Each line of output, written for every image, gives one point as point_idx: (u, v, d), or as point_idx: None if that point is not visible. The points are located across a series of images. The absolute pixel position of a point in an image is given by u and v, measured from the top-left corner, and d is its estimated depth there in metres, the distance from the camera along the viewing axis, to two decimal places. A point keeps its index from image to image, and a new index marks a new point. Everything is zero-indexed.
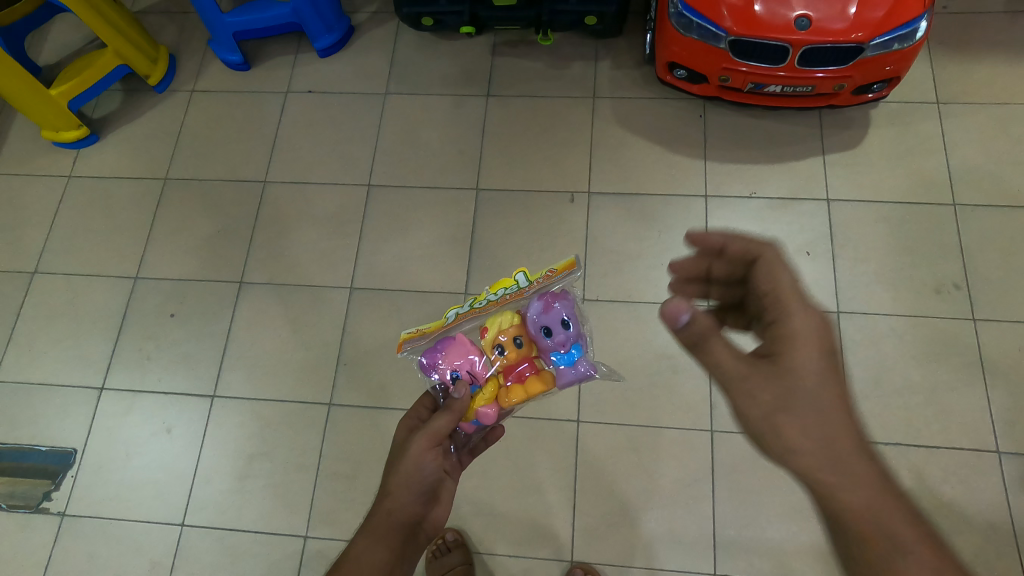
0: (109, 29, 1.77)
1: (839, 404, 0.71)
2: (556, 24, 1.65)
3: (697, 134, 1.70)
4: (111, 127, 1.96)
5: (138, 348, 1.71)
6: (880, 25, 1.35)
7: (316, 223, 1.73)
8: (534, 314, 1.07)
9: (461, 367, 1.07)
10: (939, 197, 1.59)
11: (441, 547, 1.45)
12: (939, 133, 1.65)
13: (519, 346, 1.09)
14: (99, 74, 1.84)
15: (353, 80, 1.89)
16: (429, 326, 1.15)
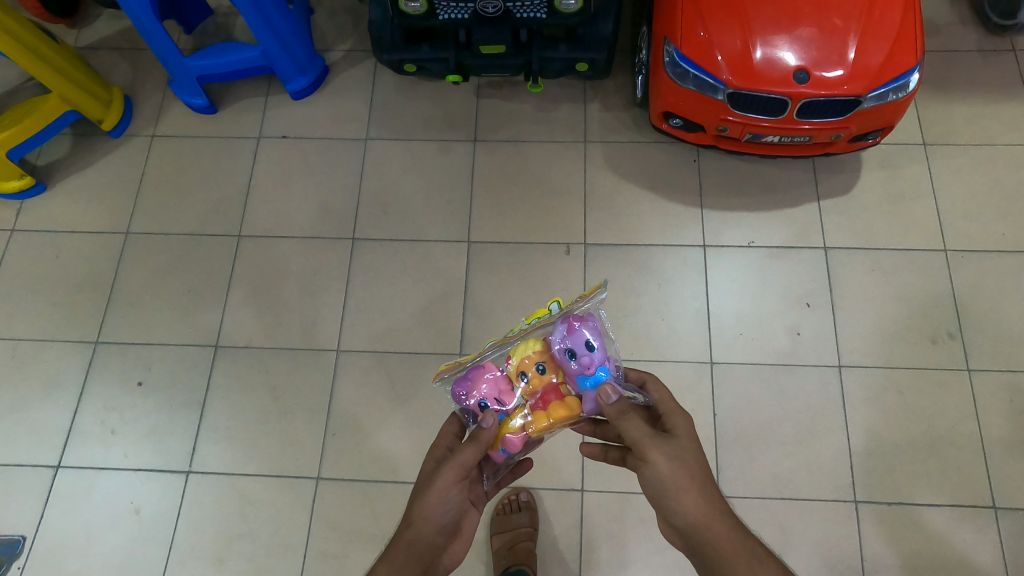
0: (50, 71, 1.64)
1: (714, 477, 0.90)
2: (546, 71, 1.59)
3: (693, 179, 1.65)
4: (60, 175, 1.81)
5: (96, 420, 1.56)
6: (877, 76, 1.33)
7: (296, 281, 1.62)
8: (557, 337, 0.98)
9: (489, 394, 0.99)
10: (930, 242, 1.59)
11: (511, 504, 1.45)
12: (927, 176, 1.65)
13: (543, 371, 1.00)
14: (44, 121, 1.70)
15: (329, 123, 1.78)
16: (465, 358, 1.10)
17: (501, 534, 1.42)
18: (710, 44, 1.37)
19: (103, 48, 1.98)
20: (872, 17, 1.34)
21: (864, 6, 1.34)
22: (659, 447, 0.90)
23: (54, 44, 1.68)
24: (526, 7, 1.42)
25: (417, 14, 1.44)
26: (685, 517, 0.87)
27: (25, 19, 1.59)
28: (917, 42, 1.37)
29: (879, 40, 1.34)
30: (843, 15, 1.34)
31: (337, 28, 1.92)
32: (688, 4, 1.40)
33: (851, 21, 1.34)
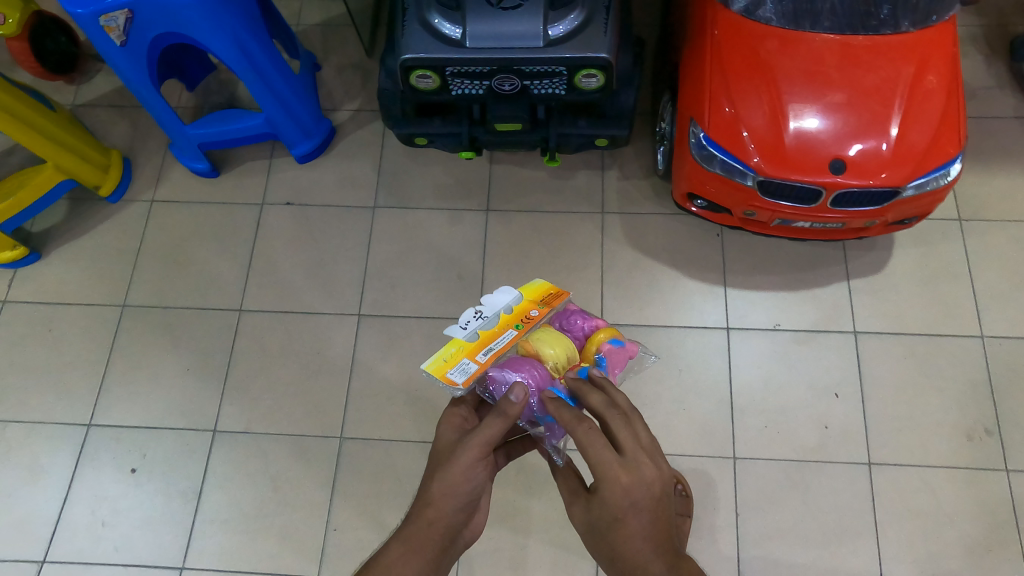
0: (46, 142, 1.62)
1: (624, 535, 0.81)
2: (563, 146, 1.52)
3: (718, 255, 1.56)
4: (58, 242, 1.78)
5: (89, 510, 1.49)
6: (918, 165, 1.25)
7: (299, 362, 1.56)
8: None
9: None
10: (966, 327, 1.51)
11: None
12: (962, 255, 1.57)
13: None
14: (40, 192, 1.67)
15: (334, 190, 1.72)
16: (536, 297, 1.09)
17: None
18: (739, 127, 1.28)
19: (108, 108, 1.95)
20: (914, 103, 1.26)
21: (907, 91, 1.26)
22: (574, 509, 0.89)
23: (51, 114, 1.66)
24: (543, 84, 1.35)
25: (430, 88, 1.38)
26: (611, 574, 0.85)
27: (19, 92, 1.58)
28: (958, 129, 1.29)
29: (921, 126, 1.25)
30: (883, 100, 1.26)
31: (344, 86, 1.85)
32: (715, 83, 1.32)
33: (892, 107, 1.25)
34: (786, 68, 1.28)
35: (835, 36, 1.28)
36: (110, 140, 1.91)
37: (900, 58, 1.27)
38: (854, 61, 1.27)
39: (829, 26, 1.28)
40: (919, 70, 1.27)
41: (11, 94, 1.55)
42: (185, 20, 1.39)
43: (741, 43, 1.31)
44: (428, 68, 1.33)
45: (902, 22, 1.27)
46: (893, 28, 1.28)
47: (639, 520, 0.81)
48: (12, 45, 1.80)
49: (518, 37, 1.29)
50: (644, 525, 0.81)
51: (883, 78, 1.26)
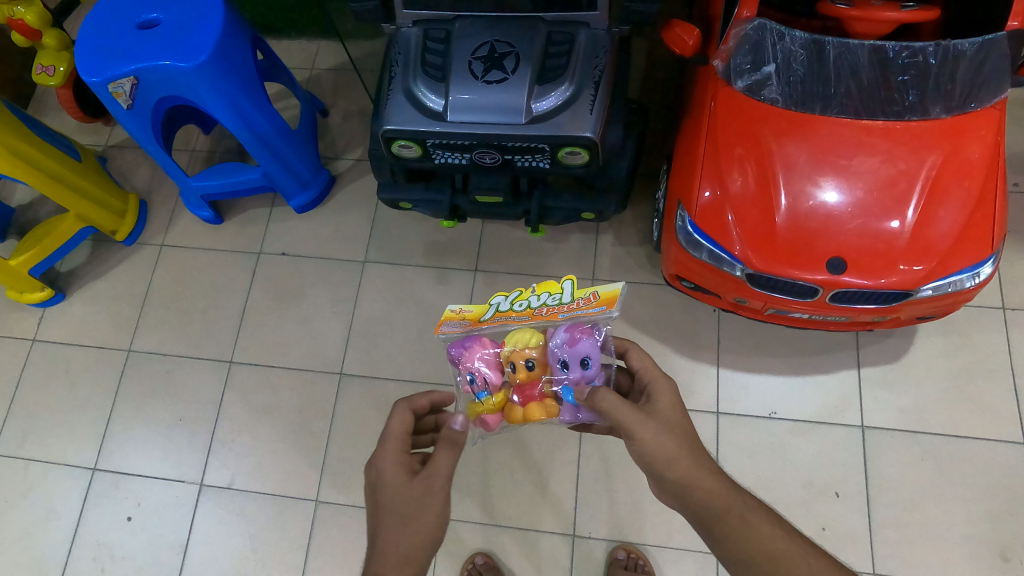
0: (70, 193, 1.66)
1: (701, 442, 0.89)
2: (549, 217, 1.45)
3: (711, 332, 1.47)
4: (80, 283, 1.83)
5: (93, 555, 1.56)
6: (937, 265, 1.11)
7: (283, 421, 1.58)
8: (557, 343, 0.99)
9: (477, 371, 1.01)
10: (999, 430, 1.35)
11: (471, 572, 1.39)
12: (1001, 347, 1.40)
13: (531, 367, 1.01)
14: (62, 239, 1.71)
15: (328, 243, 1.71)
16: (469, 311, 0.99)
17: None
18: (728, 213, 1.18)
19: (133, 148, 1.99)
20: (934, 198, 1.12)
21: (926, 184, 1.13)
22: (645, 425, 0.87)
23: (74, 164, 1.69)
24: (526, 158, 1.31)
25: (413, 157, 1.34)
26: (680, 479, 0.85)
27: (49, 148, 1.62)
28: (994, 225, 1.14)
29: (941, 224, 1.11)
30: (898, 194, 1.13)
31: (349, 135, 1.84)
32: (707, 164, 1.22)
33: (906, 201, 1.12)
34: (786, 152, 1.17)
35: (849, 120, 1.17)
36: (131, 181, 1.94)
37: (919, 148, 1.14)
38: (864, 149, 1.15)
39: (842, 109, 1.17)
40: (944, 162, 1.13)
41: (37, 148, 1.58)
42: (186, 85, 1.38)
43: (738, 121, 1.21)
44: (409, 140, 1.29)
45: (932, 107, 1.15)
46: (921, 113, 1.15)
47: (763, 518, 0.82)
48: (59, 93, 1.88)
49: (501, 111, 1.24)
50: (776, 524, 0.81)
51: (899, 170, 1.13)
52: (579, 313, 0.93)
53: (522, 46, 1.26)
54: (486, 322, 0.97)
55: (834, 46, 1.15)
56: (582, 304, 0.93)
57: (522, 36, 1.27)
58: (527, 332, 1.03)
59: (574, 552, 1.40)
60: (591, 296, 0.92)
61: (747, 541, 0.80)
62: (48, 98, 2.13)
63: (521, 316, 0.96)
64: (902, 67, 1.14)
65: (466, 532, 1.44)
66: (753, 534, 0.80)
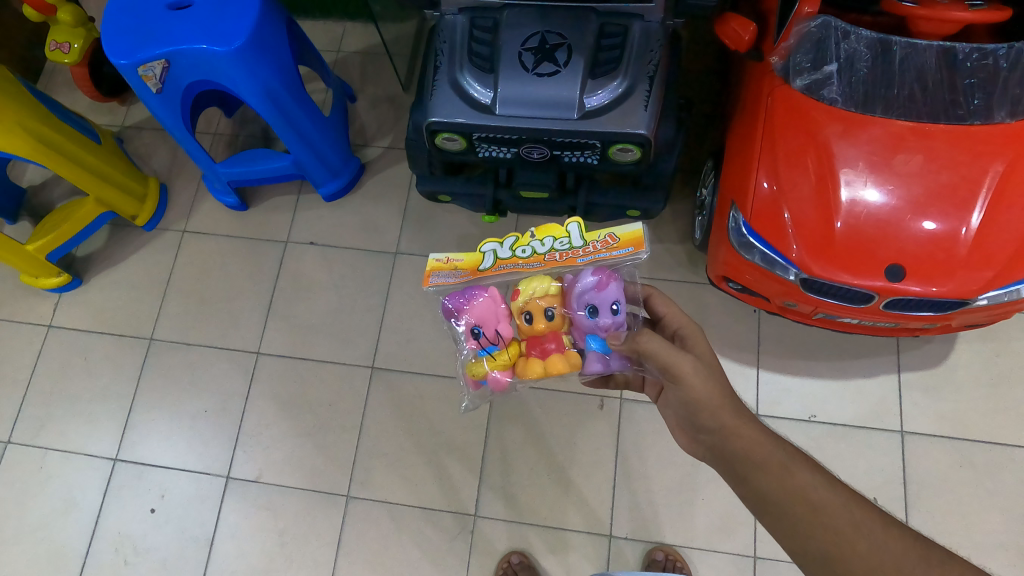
0: (89, 177, 1.60)
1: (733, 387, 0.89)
2: (593, 213, 1.43)
3: (751, 334, 1.46)
4: (97, 268, 1.78)
5: (115, 547, 1.54)
6: (997, 275, 1.06)
7: (312, 414, 1.56)
8: (582, 288, 0.97)
9: (487, 325, 1.01)
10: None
11: (507, 571, 1.37)
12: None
13: (549, 317, 1.00)
14: (81, 224, 1.65)
15: (357, 233, 1.67)
16: (463, 260, 1.01)
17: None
18: (784, 215, 1.13)
19: (151, 129, 1.92)
20: (1002, 205, 1.07)
21: (991, 190, 1.07)
22: (687, 362, 0.87)
23: (94, 146, 1.63)
24: (575, 154, 1.27)
25: (456, 149, 1.31)
26: (719, 421, 0.85)
27: (69, 129, 1.56)
28: None
29: (1007, 232, 1.06)
30: (961, 199, 1.08)
31: (378, 120, 1.78)
32: (762, 163, 1.18)
33: (970, 208, 1.07)
34: (846, 152, 1.12)
35: (911, 123, 1.13)
36: (149, 163, 1.88)
37: (983, 153, 1.09)
38: (927, 153, 1.11)
39: (904, 113, 1.13)
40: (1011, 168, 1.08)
41: (57, 130, 1.52)
42: (220, 70, 1.32)
43: (797, 121, 1.16)
44: (455, 132, 1.25)
45: (997, 112, 1.11)
46: (985, 117, 1.11)
47: (806, 469, 0.81)
48: (75, 71, 1.82)
49: (552, 105, 1.20)
50: (817, 475, 0.80)
51: (963, 175, 1.09)
52: (597, 255, 0.97)
53: (575, 36, 1.21)
54: (486, 273, 1.00)
55: (900, 47, 1.14)
56: (601, 246, 0.96)
57: (574, 27, 1.21)
58: (542, 279, 1.01)
59: (609, 553, 1.39)
60: (609, 238, 0.95)
61: (789, 490, 0.79)
62: (60, 74, 2.05)
63: (529, 261, 0.99)
64: (969, 71, 1.12)
65: (499, 530, 1.43)
66: (791, 481, 0.80)
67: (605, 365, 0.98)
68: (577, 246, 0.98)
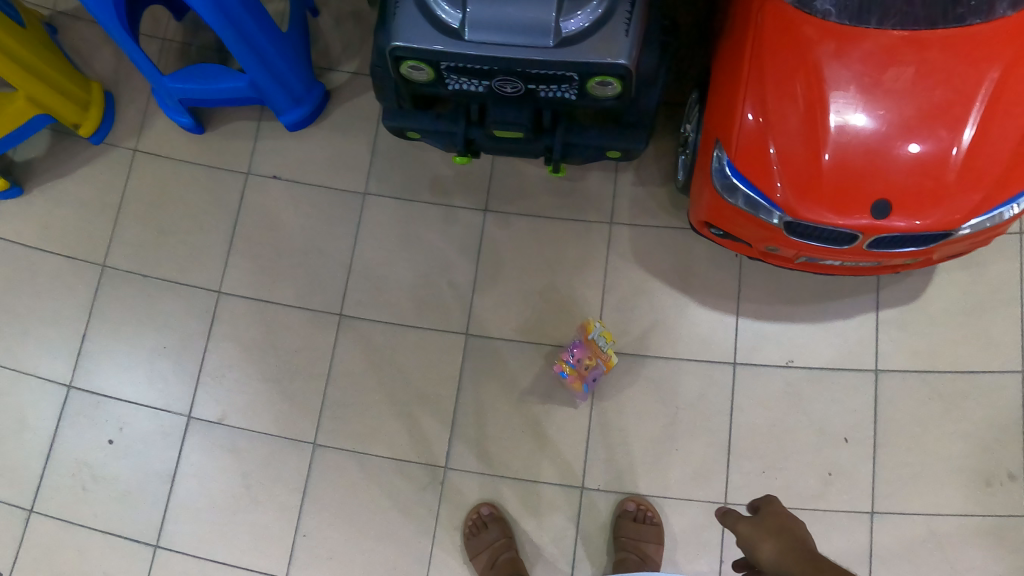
0: (17, 67, 1.44)
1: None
2: (572, 155, 1.32)
3: (732, 279, 1.42)
4: (41, 180, 1.64)
5: (72, 473, 1.48)
6: (987, 198, 1.02)
7: (278, 358, 1.49)
8: (599, 373, 1.39)
9: (570, 351, 1.40)
10: (1004, 362, 1.36)
11: (477, 522, 1.36)
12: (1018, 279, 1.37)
13: (585, 369, 1.39)
14: (13, 125, 1.50)
15: (324, 170, 1.57)
16: (587, 326, 1.41)
17: (480, 558, 1.33)
18: (769, 151, 1.06)
19: (90, 25, 1.71)
20: (994, 121, 1.00)
21: (985, 103, 1.00)
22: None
23: (19, 32, 1.48)
24: (551, 88, 1.17)
25: (424, 81, 1.20)
26: None
27: None
28: None
29: (998, 148, 1.01)
30: (953, 119, 1.01)
31: (344, 40, 1.62)
32: (748, 92, 1.08)
33: (962, 126, 1.01)
34: (835, 74, 1.03)
35: (906, 31, 1.02)
36: (91, 67, 1.69)
37: (979, 60, 1.01)
38: (920, 66, 1.02)
39: (900, 20, 1.02)
40: (1006, 74, 1.00)
41: None
42: None
43: (784, 39, 1.06)
44: (421, 61, 1.15)
45: (999, 4, 1.01)
46: (985, 13, 1.01)
47: None
48: None
49: (526, 30, 1.08)
50: None
51: (955, 90, 1.01)
52: (603, 364, 1.39)
53: None
54: (588, 337, 1.40)
55: None
56: (609, 364, 1.39)
57: None
58: (593, 357, 1.39)
59: (581, 503, 1.38)
60: (615, 365, 1.39)
61: None
62: None
63: (594, 343, 1.40)
64: None
65: (469, 483, 1.40)
66: None
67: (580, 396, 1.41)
68: (608, 356, 1.39)
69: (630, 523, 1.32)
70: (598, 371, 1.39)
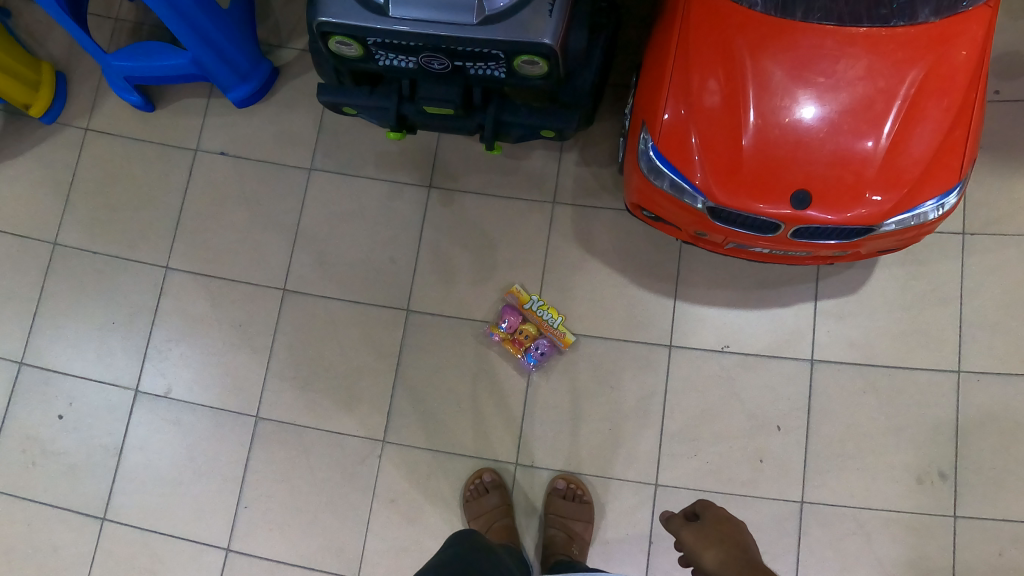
0: None
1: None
2: (508, 134, 1.32)
3: (672, 262, 1.43)
4: None
5: (23, 449, 1.54)
6: (905, 196, 1.05)
7: (224, 334, 1.52)
8: (544, 341, 1.40)
9: (510, 320, 1.41)
10: (941, 360, 1.36)
11: (479, 487, 1.38)
12: (953, 268, 1.39)
13: (528, 338, 1.40)
14: None
15: (272, 146, 1.57)
16: (523, 296, 1.43)
17: (478, 520, 1.35)
18: (692, 136, 1.08)
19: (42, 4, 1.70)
20: (911, 123, 1.04)
21: (904, 104, 1.04)
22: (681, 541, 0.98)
23: None
24: (479, 65, 1.17)
25: (354, 56, 1.20)
26: None
27: None
28: (967, 149, 1.08)
29: (915, 148, 1.04)
30: (873, 116, 1.04)
31: (294, 17, 1.62)
32: (676, 78, 1.10)
33: (881, 124, 1.04)
34: (760, 65, 1.06)
35: (831, 28, 1.05)
36: (42, 47, 1.69)
37: (901, 62, 1.04)
38: (844, 61, 1.05)
39: (825, 15, 1.05)
40: (927, 75, 1.04)
41: None
42: None
43: (712, 28, 1.08)
44: (348, 36, 1.14)
45: (921, 10, 1.04)
46: (908, 18, 1.04)
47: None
48: None
49: (448, 7, 1.09)
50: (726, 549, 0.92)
51: (878, 89, 1.04)
52: (549, 334, 1.41)
53: None
54: (523, 307, 1.42)
55: None
56: (554, 333, 1.41)
57: None
58: (535, 326, 1.41)
59: (516, 478, 1.41)
60: (559, 334, 1.41)
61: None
62: None
63: (535, 312, 1.42)
64: None
65: (405, 458, 1.43)
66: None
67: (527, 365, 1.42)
68: (552, 325, 1.41)
69: (560, 501, 1.35)
70: (544, 344, 1.40)
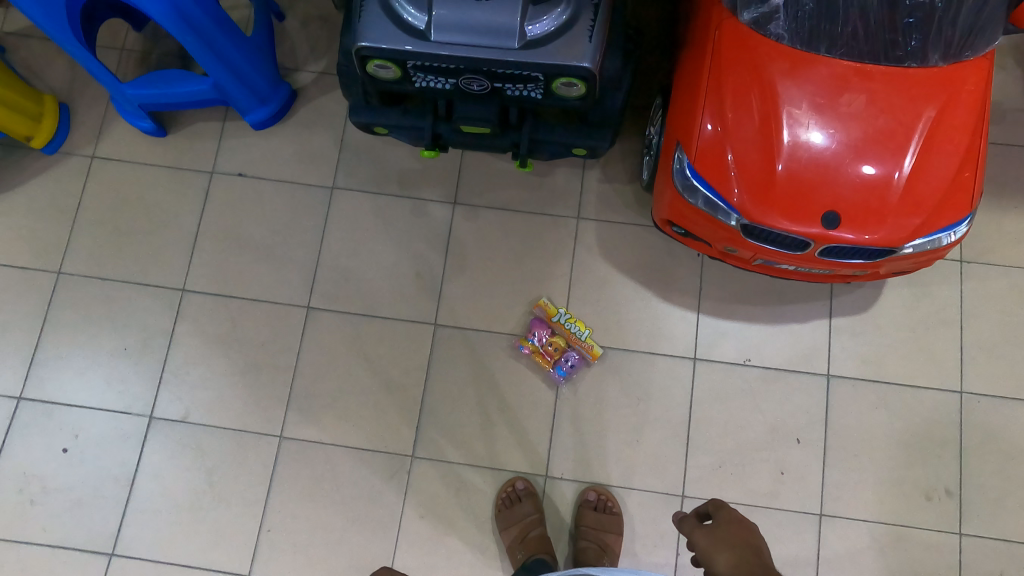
0: None
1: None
2: (538, 152, 1.36)
3: (693, 278, 1.48)
4: None
5: (19, 487, 1.47)
6: (922, 221, 1.12)
7: (243, 354, 1.49)
8: (573, 353, 1.43)
9: (540, 333, 1.44)
10: (945, 377, 1.44)
11: (510, 496, 1.39)
12: (952, 283, 1.47)
13: (557, 351, 1.43)
14: None
15: (292, 165, 1.58)
16: (552, 309, 1.45)
17: (509, 531, 1.36)
18: (727, 156, 1.14)
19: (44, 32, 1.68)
20: (928, 154, 1.12)
21: (921, 137, 1.11)
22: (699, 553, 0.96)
23: None
24: (517, 87, 1.21)
25: (391, 78, 1.22)
26: None
27: None
28: (976, 181, 1.16)
29: (931, 177, 1.12)
30: (895, 145, 1.11)
31: (311, 40, 1.64)
32: (709, 102, 1.16)
33: (902, 153, 1.11)
34: (791, 94, 1.12)
35: (854, 64, 1.12)
36: (45, 73, 1.66)
37: (919, 98, 1.11)
38: (867, 94, 1.12)
39: (847, 51, 1.12)
40: (940, 113, 1.12)
41: None
42: None
43: (744, 58, 1.15)
44: (389, 59, 1.16)
45: (931, 54, 1.11)
46: (919, 61, 1.11)
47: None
48: None
49: (491, 33, 1.12)
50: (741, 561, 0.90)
51: (898, 121, 1.11)
52: (577, 346, 1.44)
53: None
54: (552, 321, 1.44)
55: None
56: (582, 346, 1.44)
57: None
58: (564, 338, 1.44)
59: (546, 491, 1.41)
60: (587, 347, 1.44)
61: None
62: None
63: (563, 326, 1.44)
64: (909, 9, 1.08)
65: (433, 475, 1.42)
66: None
67: (556, 377, 1.44)
68: (580, 338, 1.44)
69: (591, 513, 1.37)
70: (573, 357, 1.44)
